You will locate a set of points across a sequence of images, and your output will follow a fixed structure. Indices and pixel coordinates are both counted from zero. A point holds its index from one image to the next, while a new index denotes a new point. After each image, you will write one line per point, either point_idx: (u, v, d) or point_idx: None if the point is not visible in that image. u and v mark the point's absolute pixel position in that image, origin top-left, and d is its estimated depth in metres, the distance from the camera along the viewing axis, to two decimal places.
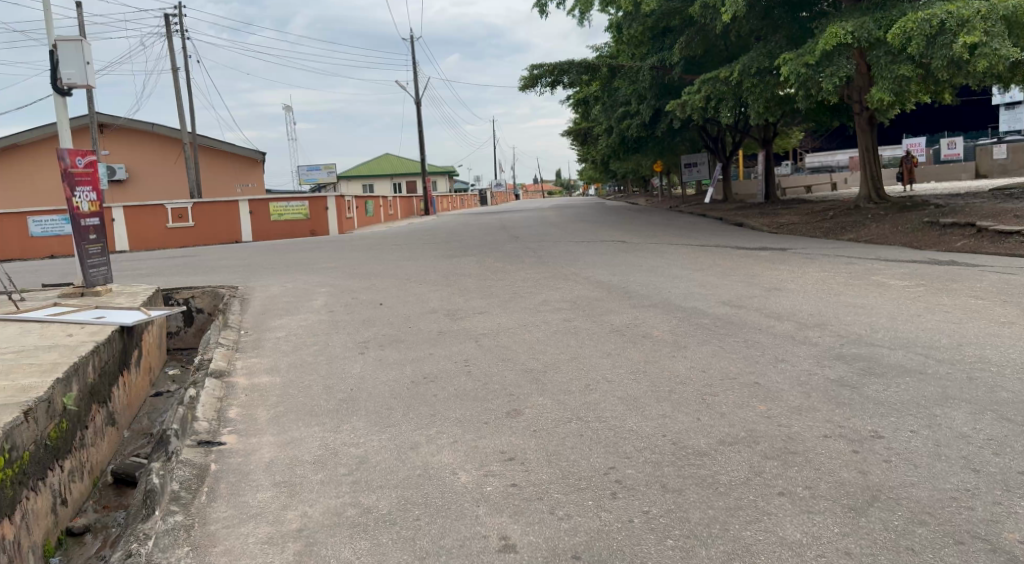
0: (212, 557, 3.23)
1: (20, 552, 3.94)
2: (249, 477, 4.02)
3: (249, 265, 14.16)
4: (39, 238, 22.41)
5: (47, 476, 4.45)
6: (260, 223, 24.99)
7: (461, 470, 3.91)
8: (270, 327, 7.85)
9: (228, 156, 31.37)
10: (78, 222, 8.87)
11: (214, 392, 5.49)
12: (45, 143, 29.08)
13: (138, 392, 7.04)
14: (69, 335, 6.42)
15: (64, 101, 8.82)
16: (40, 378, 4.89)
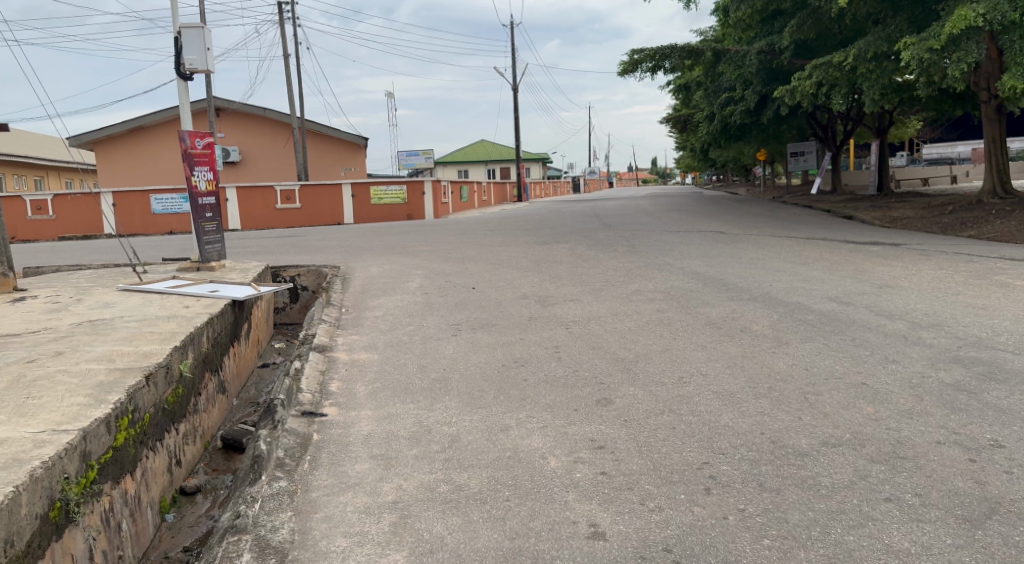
0: (313, 523, 3.37)
1: (139, 507, 4.25)
2: (349, 448, 4.17)
3: (349, 246, 14.65)
4: (160, 216, 23.89)
5: (164, 437, 4.75)
6: (361, 206, 25.79)
7: (551, 455, 3.92)
8: (368, 306, 8.11)
9: (331, 140, 32.42)
10: (196, 199, 9.39)
11: (317, 365, 5.73)
12: (167, 127, 30.92)
13: (246, 362, 7.41)
14: (185, 306, 6.83)
15: (186, 85, 9.34)
16: (159, 345, 5.23)
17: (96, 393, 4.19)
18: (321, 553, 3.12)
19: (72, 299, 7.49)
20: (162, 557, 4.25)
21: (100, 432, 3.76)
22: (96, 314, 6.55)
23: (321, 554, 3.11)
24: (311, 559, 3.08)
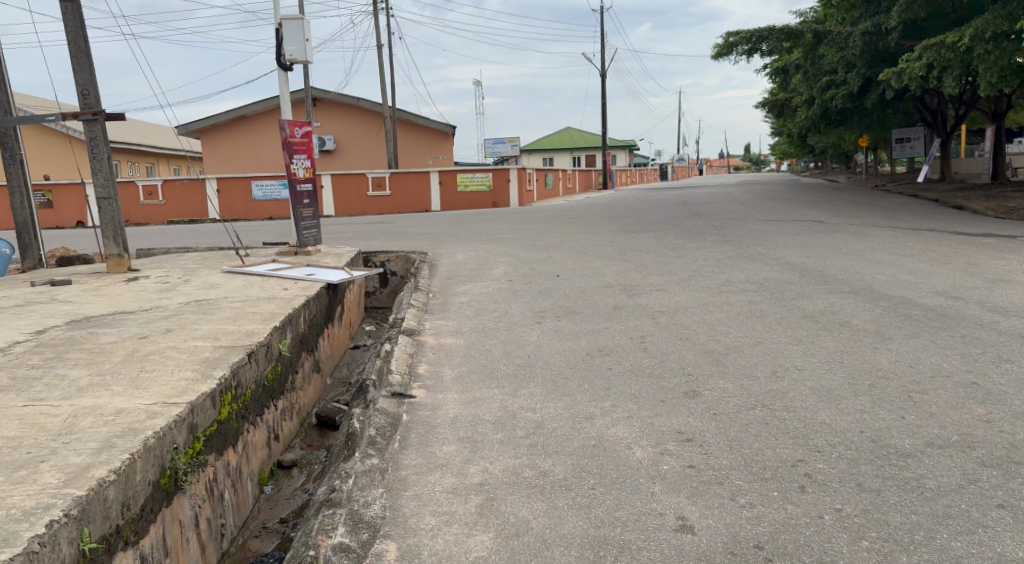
0: (403, 501, 3.46)
1: (241, 478, 4.48)
2: (436, 430, 4.26)
3: (436, 233, 14.91)
4: (260, 202, 24.96)
5: (264, 413, 4.99)
6: (448, 193, 26.15)
7: (637, 445, 3.88)
8: (455, 292, 8.22)
9: (420, 129, 32.95)
10: (294, 186, 9.76)
11: (406, 348, 5.86)
12: (267, 116, 32.20)
13: (339, 343, 7.67)
14: (283, 288, 7.12)
15: (287, 75, 9.70)
16: (260, 325, 5.48)
17: (202, 368, 4.43)
18: (411, 530, 3.20)
19: (181, 279, 7.93)
20: (261, 527, 4.47)
21: (206, 406, 3.98)
22: (202, 295, 6.91)
23: (411, 531, 3.19)
24: (401, 535, 3.17)
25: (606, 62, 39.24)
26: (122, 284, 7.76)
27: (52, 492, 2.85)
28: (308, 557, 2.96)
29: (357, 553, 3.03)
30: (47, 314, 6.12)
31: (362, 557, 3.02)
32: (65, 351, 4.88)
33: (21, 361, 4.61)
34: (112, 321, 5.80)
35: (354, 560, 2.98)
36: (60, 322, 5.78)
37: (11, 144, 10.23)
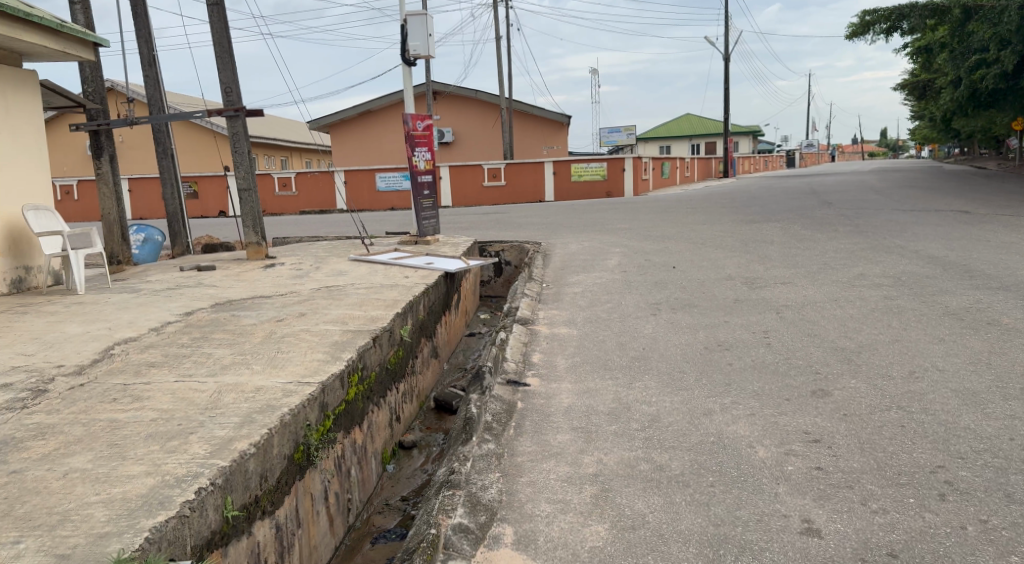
0: (519, 486, 3.52)
1: (366, 456, 4.70)
2: (550, 419, 4.29)
3: (551, 223, 14.97)
4: (383, 192, 25.92)
5: (387, 395, 5.21)
6: (563, 183, 26.15)
7: (759, 444, 3.76)
8: (569, 282, 8.23)
9: (536, 119, 33.09)
10: (415, 178, 10.07)
11: (521, 337, 5.94)
12: (390, 110, 33.31)
13: (456, 330, 7.87)
14: (405, 277, 7.38)
15: (411, 70, 10.01)
16: (384, 311, 5.71)
17: (332, 351, 4.68)
18: (527, 516, 3.25)
19: (312, 266, 8.36)
20: (384, 503, 4.67)
21: (335, 387, 4.20)
22: (331, 281, 7.28)
23: (527, 516, 3.24)
24: (517, 520, 3.22)
25: (730, 46, 37.90)
26: (259, 270, 8.29)
27: (201, 462, 3.08)
28: (430, 535, 3.05)
29: (476, 534, 3.10)
30: (194, 297, 6.63)
31: (480, 538, 3.09)
32: (210, 332, 5.27)
33: (173, 340, 5.02)
34: (251, 305, 6.21)
35: (472, 542, 3.05)
36: (205, 304, 6.24)
37: (165, 140, 11.12)
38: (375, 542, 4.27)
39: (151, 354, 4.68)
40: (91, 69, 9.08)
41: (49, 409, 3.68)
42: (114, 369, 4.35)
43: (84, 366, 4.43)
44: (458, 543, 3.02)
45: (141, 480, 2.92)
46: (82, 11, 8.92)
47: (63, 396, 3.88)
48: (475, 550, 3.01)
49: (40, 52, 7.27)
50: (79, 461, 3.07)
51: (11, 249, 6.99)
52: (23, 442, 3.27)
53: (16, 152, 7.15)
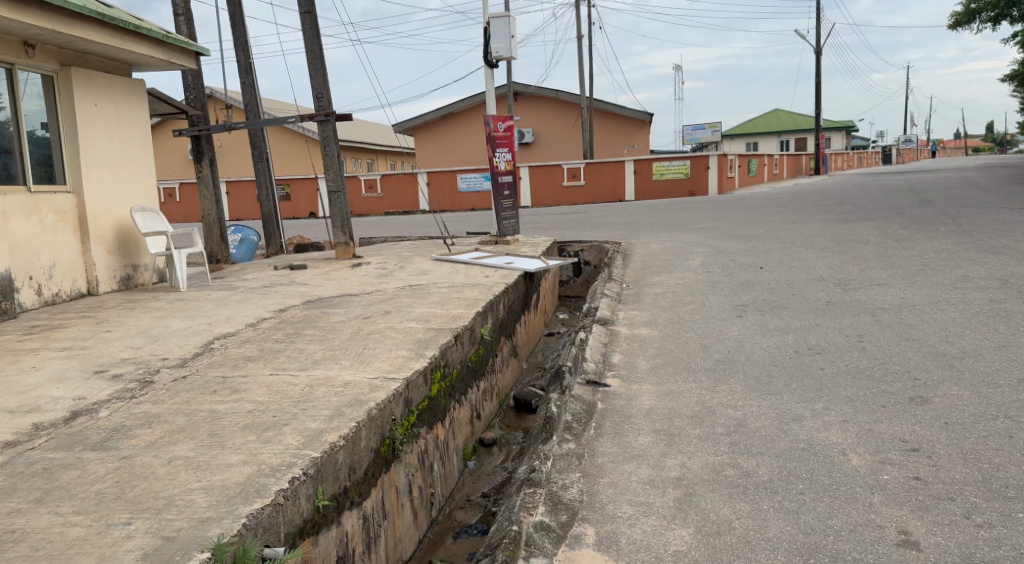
0: (601, 487, 3.50)
1: (447, 452, 4.78)
2: (631, 420, 4.26)
3: (633, 222, 14.81)
4: (464, 193, 26.26)
5: (468, 393, 5.28)
6: (644, 182, 25.86)
7: (853, 452, 3.62)
8: (650, 283, 8.13)
9: (617, 118, 32.79)
10: (496, 179, 10.15)
11: (601, 338, 5.91)
12: (472, 112, 33.71)
13: (535, 330, 7.91)
14: (485, 276, 7.46)
15: (493, 71, 10.11)
16: (465, 310, 5.80)
17: (415, 348, 4.79)
18: (609, 516, 3.23)
19: (396, 266, 8.57)
20: (465, 499, 4.74)
21: (419, 383, 4.29)
22: (414, 280, 7.42)
23: (608, 517, 3.22)
24: (599, 521, 3.20)
25: (821, 40, 36.54)
26: (347, 269, 8.55)
27: (294, 452, 3.21)
28: (511, 532, 3.07)
29: (557, 533, 3.10)
30: (287, 294, 6.91)
31: (562, 537, 3.08)
32: (301, 328, 5.47)
33: (267, 336, 5.25)
34: (339, 302, 6.42)
35: (554, 540, 3.05)
36: (297, 302, 6.49)
37: (260, 144, 11.62)
38: (457, 537, 4.33)
39: (248, 349, 4.90)
40: (193, 77, 9.58)
41: (156, 399, 3.91)
42: (213, 363, 4.58)
43: (187, 359, 4.68)
44: (540, 540, 3.02)
45: (238, 468, 3.06)
46: (185, 22, 9.43)
47: (168, 388, 4.11)
48: (557, 548, 3.00)
49: (147, 62, 7.72)
50: (182, 449, 3.25)
51: (120, 248, 7.45)
52: (132, 430, 3.48)
53: (126, 158, 7.61)
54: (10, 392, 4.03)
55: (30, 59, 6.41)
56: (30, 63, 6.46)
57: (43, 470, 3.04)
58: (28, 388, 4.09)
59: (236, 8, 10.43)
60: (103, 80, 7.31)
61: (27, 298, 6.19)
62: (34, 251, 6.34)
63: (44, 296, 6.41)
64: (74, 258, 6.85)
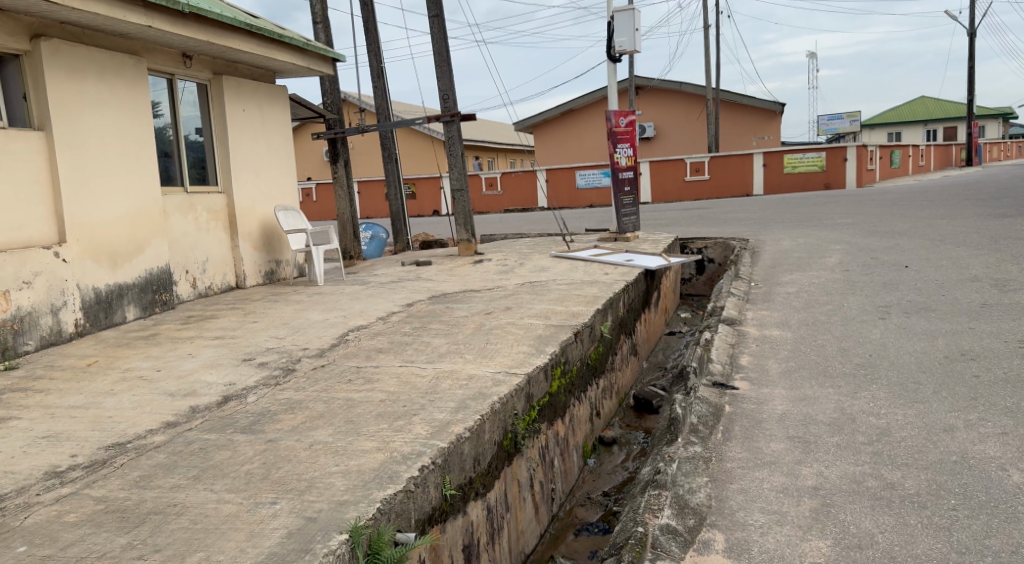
0: (730, 493, 3.37)
1: (567, 448, 4.79)
2: (763, 425, 4.08)
3: (762, 218, 14.21)
4: (583, 190, 26.23)
5: (588, 390, 5.27)
6: (774, 175, 24.86)
7: (1013, 467, 3.31)
8: (781, 282, 7.78)
9: (745, 110, 31.62)
10: (617, 174, 10.04)
11: (728, 338, 5.72)
12: (592, 107, 33.49)
13: (656, 328, 7.77)
14: (605, 273, 7.40)
15: (616, 66, 10.00)
16: (585, 308, 5.78)
17: (536, 344, 4.82)
18: (739, 523, 3.11)
19: (516, 262, 8.66)
20: (586, 497, 4.73)
21: (540, 378, 4.32)
22: (534, 277, 7.47)
23: (739, 525, 3.11)
24: (728, 528, 3.09)
25: (975, 18, 33.65)
26: (470, 266, 8.73)
27: (423, 442, 3.31)
28: (637, 533, 3.02)
29: (685, 537, 3.01)
30: (414, 289, 7.14)
31: (689, 542, 3.00)
32: (428, 322, 5.64)
33: (396, 329, 5.44)
34: (463, 298, 6.56)
35: (681, 544, 2.96)
36: (424, 296, 6.70)
37: (389, 146, 12.08)
38: (578, 534, 4.33)
39: (379, 341, 5.11)
40: (330, 82, 10.08)
41: (297, 387, 4.15)
42: (347, 353, 4.80)
43: (324, 349, 4.93)
44: (667, 544, 2.95)
45: (373, 454, 3.19)
46: (323, 30, 9.93)
47: (308, 376, 4.35)
48: (685, 552, 2.92)
49: (289, 69, 8.19)
50: (322, 435, 3.43)
51: (264, 244, 7.96)
52: (277, 415, 3.71)
53: (269, 160, 8.10)
54: (170, 376, 4.39)
55: (187, 69, 6.95)
56: (188, 73, 7.01)
57: (200, 449, 3.29)
58: (186, 373, 4.45)
59: (369, 14, 10.88)
60: (250, 86, 7.82)
61: (184, 291, 6.74)
62: (190, 247, 6.88)
63: (198, 288, 6.95)
64: (225, 254, 7.38)
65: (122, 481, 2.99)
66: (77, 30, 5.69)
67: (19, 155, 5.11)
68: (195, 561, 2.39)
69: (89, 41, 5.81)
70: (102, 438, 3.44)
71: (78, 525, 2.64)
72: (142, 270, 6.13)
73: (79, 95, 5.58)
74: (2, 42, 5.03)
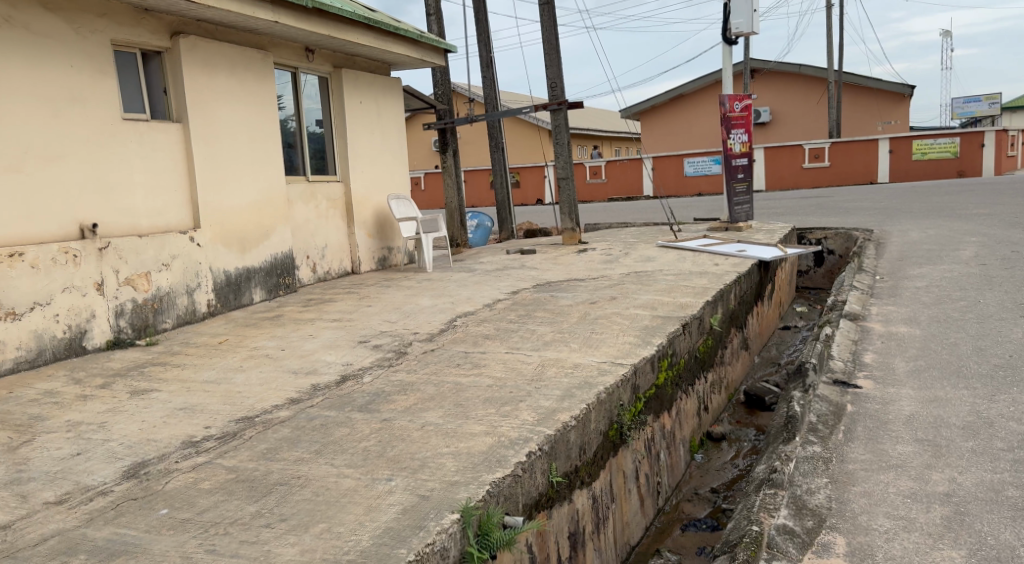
0: (852, 496, 3.21)
1: (673, 442, 4.72)
2: (888, 426, 3.86)
3: (886, 208, 13.42)
4: (691, 178, 25.60)
5: (696, 384, 5.15)
6: (901, 162, 23.47)
7: None
8: (909, 275, 7.32)
9: (869, 92, 29.96)
10: (730, 161, 9.73)
11: (849, 334, 5.44)
12: (704, 92, 32.57)
13: (769, 322, 7.50)
14: (716, 264, 7.20)
15: (731, 49, 9.67)
16: (694, 299, 5.65)
17: (643, 335, 4.76)
18: (861, 528, 2.96)
19: (622, 252, 8.57)
20: (693, 492, 4.64)
21: (647, 370, 4.26)
22: (640, 267, 7.37)
23: (861, 529, 2.96)
24: (850, 531, 2.95)
25: None
26: (574, 254, 8.71)
27: (530, 427, 3.33)
28: (752, 532, 2.93)
29: (803, 539, 2.89)
30: (519, 277, 7.19)
31: (808, 544, 2.87)
32: (533, 310, 5.68)
33: (503, 316, 5.51)
34: (568, 286, 6.56)
35: (799, 545, 2.85)
36: (529, 285, 6.74)
37: (497, 135, 12.20)
38: (685, 529, 4.25)
39: (486, 327, 5.18)
40: (441, 73, 10.27)
41: (409, 369, 4.29)
42: (456, 339, 4.90)
43: (434, 334, 5.06)
44: (784, 544, 2.85)
45: (481, 438, 3.25)
46: (436, 21, 10.12)
47: (419, 359, 4.48)
48: (803, 553, 2.80)
49: (403, 61, 8.41)
50: (433, 416, 3.52)
51: (378, 232, 8.24)
52: (390, 395, 3.84)
53: (383, 149, 8.35)
54: (293, 355, 4.63)
55: (309, 63, 7.26)
56: (310, 66, 7.32)
57: (321, 425, 3.46)
58: (307, 353, 4.68)
59: (480, 4, 11.00)
60: (366, 78, 8.08)
61: (305, 275, 7.08)
62: (310, 234, 7.21)
63: (317, 273, 7.29)
64: (342, 240, 7.69)
65: (251, 452, 3.18)
66: (211, 27, 6.06)
67: (159, 145, 5.50)
68: (319, 531, 2.51)
69: (221, 37, 6.17)
70: (232, 412, 3.67)
71: (212, 491, 2.83)
72: (268, 254, 6.48)
73: (212, 89, 5.93)
74: (146, 39, 5.41)
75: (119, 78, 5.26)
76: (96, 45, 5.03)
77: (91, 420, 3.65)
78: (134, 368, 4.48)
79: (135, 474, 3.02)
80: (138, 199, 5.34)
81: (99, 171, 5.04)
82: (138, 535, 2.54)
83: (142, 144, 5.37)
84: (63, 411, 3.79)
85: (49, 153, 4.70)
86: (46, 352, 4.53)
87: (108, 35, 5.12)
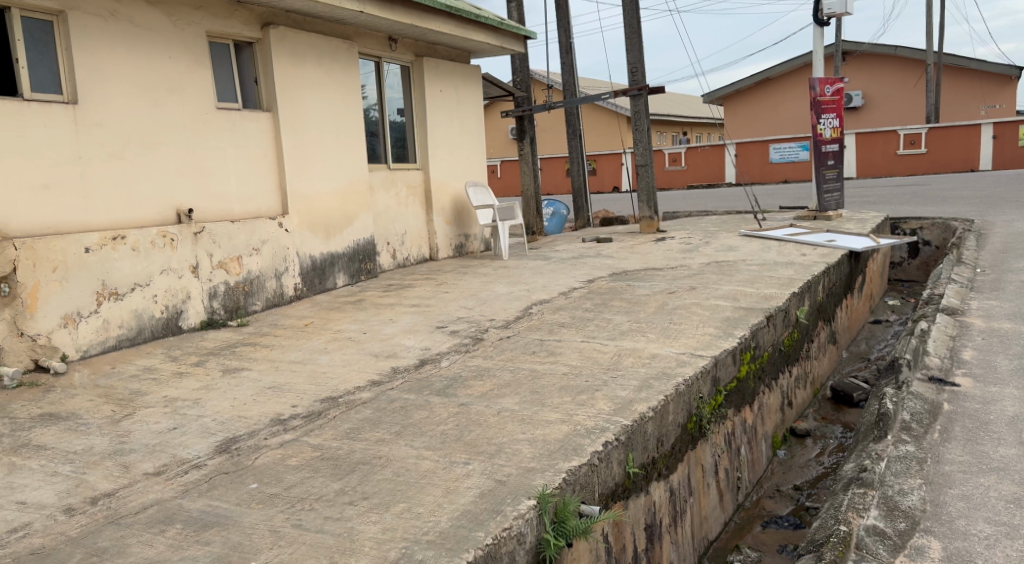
0: (949, 498, 3.05)
1: (755, 437, 4.59)
2: (989, 427, 3.65)
3: (989, 196, 12.66)
4: (776, 165, 24.82)
5: (780, 378, 5.00)
6: (1005, 148, 22.14)
7: None
8: (1014, 268, 6.88)
9: (971, 74, 28.31)
10: (819, 147, 9.36)
11: (947, 329, 5.16)
12: (791, 76, 31.43)
13: (858, 315, 7.19)
14: (802, 254, 6.96)
15: (822, 30, 9.28)
16: (779, 290, 5.48)
17: (723, 326, 4.64)
18: (959, 532, 2.81)
19: (702, 241, 8.38)
20: (775, 489, 4.51)
21: (728, 362, 4.16)
22: (721, 256, 7.19)
23: (958, 533, 2.81)
24: (946, 535, 2.80)
25: None
26: (652, 243, 8.58)
27: (607, 417, 3.31)
28: (839, 531, 2.83)
29: (894, 541, 2.77)
30: (595, 266, 7.13)
31: (900, 546, 2.75)
32: (609, 299, 5.62)
33: (579, 304, 5.48)
34: (645, 276, 6.46)
35: (890, 548, 2.73)
36: (605, 273, 6.68)
37: (575, 123, 12.10)
38: (766, 526, 4.14)
39: (562, 315, 5.17)
40: (520, 60, 10.25)
41: (485, 355, 4.32)
42: (532, 326, 4.91)
43: (510, 321, 5.08)
44: (874, 546, 2.73)
45: (558, 426, 3.24)
46: (516, 8, 10.10)
47: (495, 345, 4.50)
48: (895, 555, 2.69)
49: (483, 48, 8.43)
50: (510, 402, 3.54)
51: (456, 219, 8.33)
52: (467, 380, 3.88)
53: (463, 137, 8.41)
54: (374, 339, 4.74)
55: (392, 52, 7.37)
56: (393, 55, 7.43)
57: (401, 408, 3.52)
58: (388, 336, 4.78)
59: None
60: (447, 66, 8.14)
61: (385, 261, 7.23)
62: (391, 221, 7.35)
63: (397, 259, 7.42)
64: (421, 227, 7.81)
65: (335, 431, 3.28)
66: (299, 18, 6.21)
67: (250, 134, 5.70)
68: (399, 510, 2.56)
69: (309, 27, 6.32)
70: (317, 392, 3.79)
71: (299, 468, 2.93)
72: (350, 240, 6.64)
73: (300, 78, 6.10)
74: (238, 31, 5.61)
75: (213, 68, 5.47)
76: (192, 36, 5.24)
77: (186, 396, 3.83)
78: (225, 347, 4.69)
79: (227, 449, 3.15)
80: (230, 186, 5.55)
81: (194, 158, 5.26)
82: (230, 508, 2.65)
83: (234, 132, 5.57)
84: (161, 386, 4.00)
85: (149, 140, 4.93)
86: (146, 331, 4.78)
87: (204, 27, 5.33)
